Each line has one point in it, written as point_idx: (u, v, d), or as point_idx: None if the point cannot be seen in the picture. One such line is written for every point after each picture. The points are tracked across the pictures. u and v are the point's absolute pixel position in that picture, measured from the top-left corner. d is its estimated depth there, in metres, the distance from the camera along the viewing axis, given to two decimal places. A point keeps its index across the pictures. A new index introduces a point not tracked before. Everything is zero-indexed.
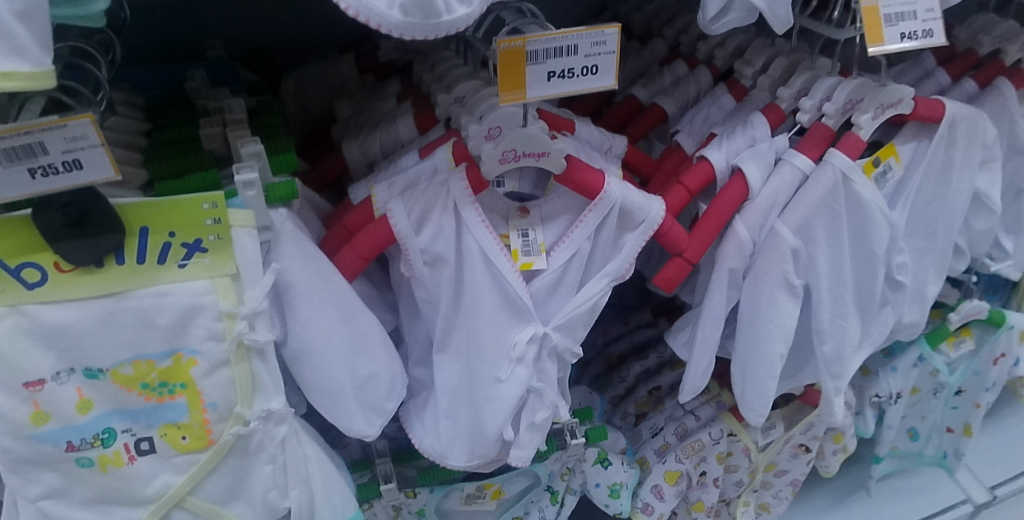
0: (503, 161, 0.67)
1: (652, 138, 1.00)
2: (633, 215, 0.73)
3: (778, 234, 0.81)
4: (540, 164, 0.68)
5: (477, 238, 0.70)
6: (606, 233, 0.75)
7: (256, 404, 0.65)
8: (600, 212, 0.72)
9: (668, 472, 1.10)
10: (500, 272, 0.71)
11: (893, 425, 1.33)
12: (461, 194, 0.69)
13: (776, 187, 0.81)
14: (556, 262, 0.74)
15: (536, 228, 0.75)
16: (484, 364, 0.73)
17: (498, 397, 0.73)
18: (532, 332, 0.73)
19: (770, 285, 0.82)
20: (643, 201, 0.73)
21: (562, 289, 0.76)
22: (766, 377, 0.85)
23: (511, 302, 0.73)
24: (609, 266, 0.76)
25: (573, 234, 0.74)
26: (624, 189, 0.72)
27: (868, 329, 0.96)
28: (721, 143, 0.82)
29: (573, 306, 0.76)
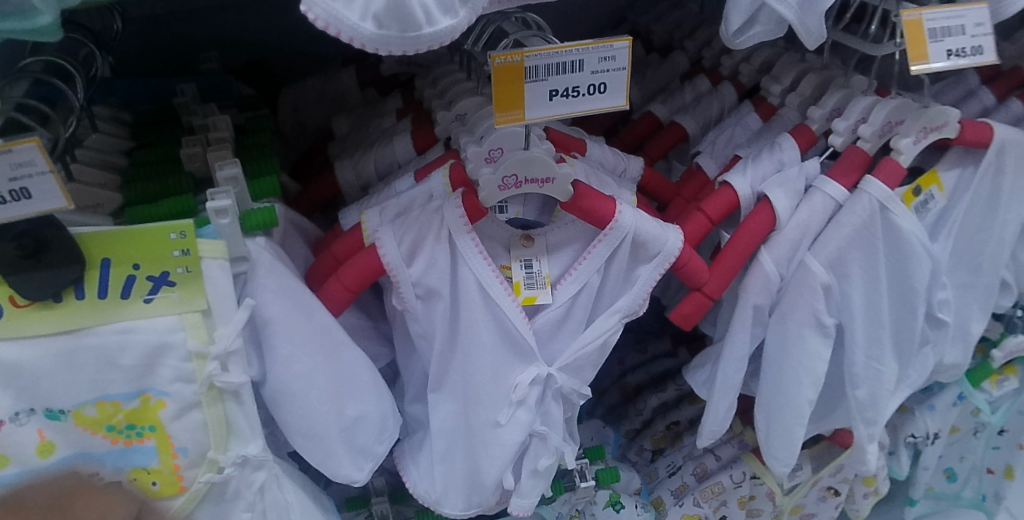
0: (503, 189, 0.62)
1: (672, 159, 0.93)
2: (648, 247, 0.67)
3: (809, 268, 0.74)
4: (544, 190, 0.62)
5: (475, 270, 0.64)
6: (617, 266, 0.68)
7: (231, 449, 0.60)
8: (611, 243, 0.66)
9: (686, 516, 1.04)
10: (501, 307, 0.65)
11: (929, 466, 1.25)
12: (458, 222, 0.63)
13: (806, 216, 0.74)
14: (563, 296, 0.68)
15: (542, 258, 0.69)
16: (483, 406, 0.68)
17: (497, 443, 0.68)
18: (536, 373, 0.67)
19: (798, 324, 0.75)
20: (659, 230, 0.67)
21: (569, 325, 0.70)
22: (793, 424, 0.78)
23: (512, 340, 0.67)
24: (621, 301, 0.70)
25: (581, 266, 0.67)
26: (638, 217, 0.66)
27: (906, 371, 0.88)
28: (746, 167, 0.76)
29: (581, 345, 0.69)
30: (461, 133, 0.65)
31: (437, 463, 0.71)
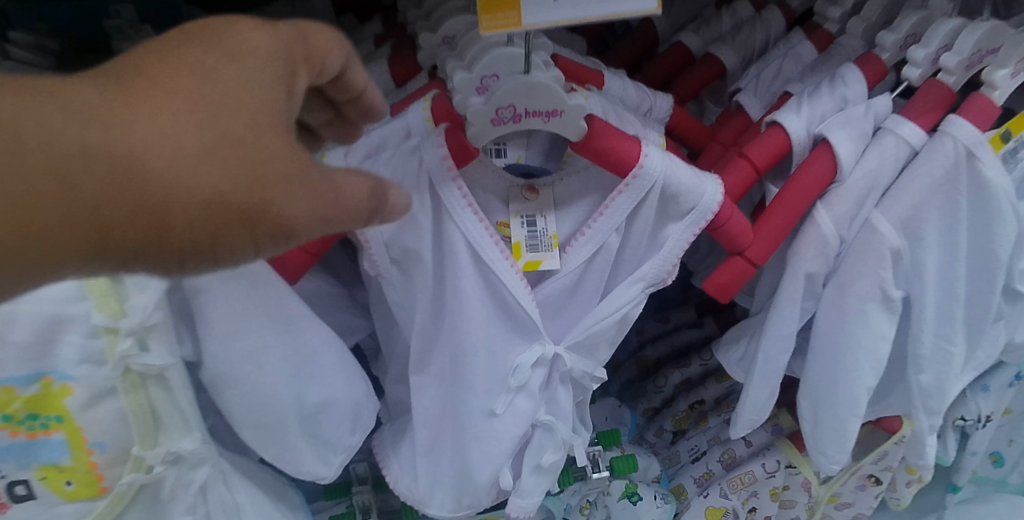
0: (497, 124, 0.49)
1: (704, 100, 0.79)
2: (679, 200, 0.54)
3: (876, 229, 0.61)
4: (550, 126, 0.49)
5: (464, 228, 0.52)
6: (641, 223, 0.55)
7: (160, 444, 0.49)
8: (636, 195, 0.53)
9: (710, 508, 0.91)
10: (497, 274, 0.53)
11: (978, 451, 1.13)
12: (441, 167, 0.51)
13: (875, 164, 0.61)
14: (574, 260, 0.56)
15: (547, 214, 0.56)
16: (471, 391, 0.55)
17: (492, 436, 0.56)
18: (541, 351, 0.56)
19: (859, 297, 0.63)
20: (694, 180, 0.53)
21: (581, 295, 0.58)
22: (847, 416, 0.66)
23: (510, 314, 0.55)
24: (645, 266, 0.57)
25: (597, 224, 0.54)
26: (669, 163, 0.53)
27: (975, 351, 0.75)
28: (801, 105, 0.62)
29: (596, 321, 0.57)
30: (447, 59, 0.52)
31: (421, 457, 0.60)
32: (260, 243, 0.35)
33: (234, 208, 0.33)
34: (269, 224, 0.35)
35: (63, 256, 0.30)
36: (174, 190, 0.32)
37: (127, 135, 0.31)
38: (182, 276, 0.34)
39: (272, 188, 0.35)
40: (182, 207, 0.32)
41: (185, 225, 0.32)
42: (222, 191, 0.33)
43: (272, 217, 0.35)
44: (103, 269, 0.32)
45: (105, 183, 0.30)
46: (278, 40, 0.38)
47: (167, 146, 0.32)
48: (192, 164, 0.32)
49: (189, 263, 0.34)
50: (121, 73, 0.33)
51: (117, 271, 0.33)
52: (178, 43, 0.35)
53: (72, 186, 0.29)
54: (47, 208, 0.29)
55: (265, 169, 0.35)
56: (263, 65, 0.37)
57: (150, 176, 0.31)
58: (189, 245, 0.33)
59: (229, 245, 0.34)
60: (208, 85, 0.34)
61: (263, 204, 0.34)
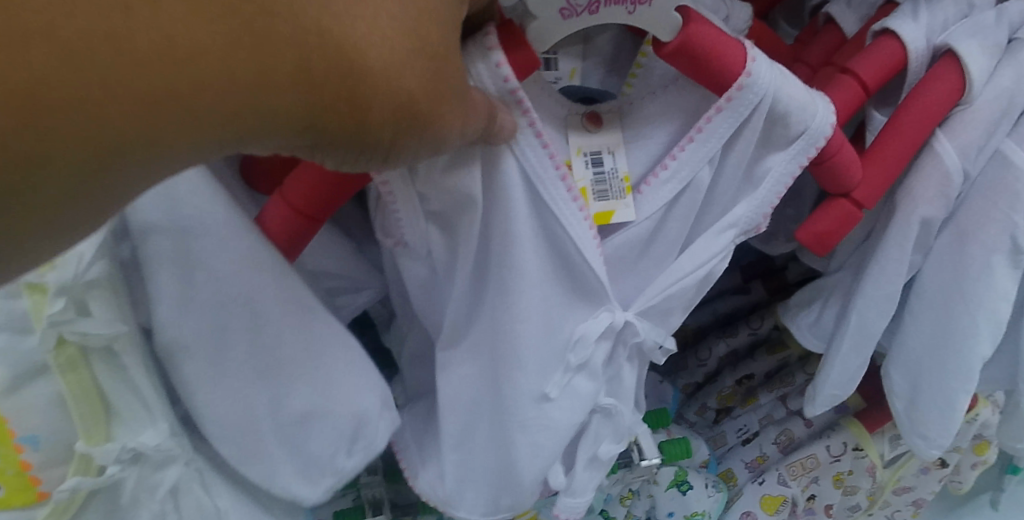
0: (567, 17, 0.37)
1: (776, 19, 0.66)
2: (789, 123, 0.42)
3: (1012, 161, 0.49)
4: (637, 21, 0.37)
5: (523, 160, 0.40)
6: (739, 152, 0.43)
7: (114, 438, 0.38)
8: (736, 116, 0.41)
9: (766, 497, 0.81)
10: (563, 221, 0.41)
11: None
12: (496, 80, 0.37)
13: (1011, 81, 0.49)
14: (651, 204, 0.44)
15: (614, 148, 0.44)
16: (513, 367, 0.43)
17: (539, 423, 0.44)
18: (610, 319, 0.45)
19: (984, 248, 0.51)
20: (806, 96, 0.42)
21: (656, 248, 0.46)
22: (959, 392, 0.54)
23: (570, 270, 0.44)
24: (737, 210, 0.45)
25: (683, 154, 0.43)
26: (777, 73, 0.41)
27: None
28: (918, 9, 0.50)
29: (675, 279, 0.46)
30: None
31: (449, 451, 0.48)
32: (429, 152, 0.33)
33: (419, 112, 0.31)
34: (442, 133, 0.33)
35: (258, 130, 0.29)
36: (373, 80, 0.29)
37: (343, 23, 0.28)
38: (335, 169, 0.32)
39: (451, 97, 0.32)
40: (378, 101, 0.30)
41: (376, 121, 0.30)
42: (414, 92, 0.30)
43: (441, 133, 0.32)
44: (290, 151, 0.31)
45: (312, 60, 0.28)
46: None
47: (371, 37, 0.29)
48: (392, 56, 0.30)
49: (366, 162, 0.32)
50: None
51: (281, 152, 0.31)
52: None
53: (282, 57, 0.28)
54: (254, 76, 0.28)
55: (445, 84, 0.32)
56: None
57: (353, 60, 0.29)
58: (372, 144, 0.31)
59: (405, 150, 0.32)
60: None
61: (443, 111, 0.32)
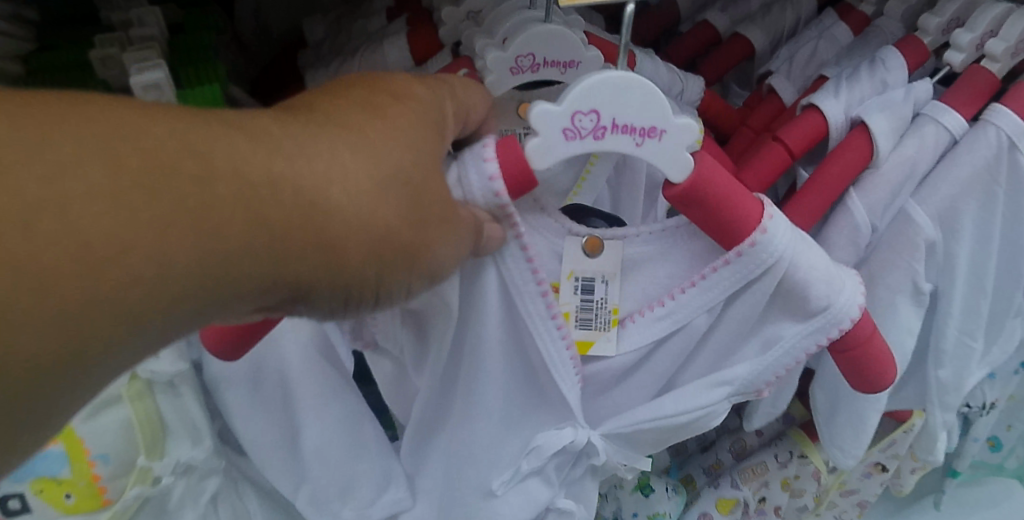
0: (571, 138, 0.42)
1: (728, 81, 0.75)
2: (809, 297, 0.50)
3: (911, 219, 0.59)
4: (643, 151, 0.43)
5: (505, 271, 0.47)
6: (739, 308, 0.52)
7: (169, 452, 0.48)
8: (740, 274, 0.49)
9: (721, 499, 0.89)
10: (545, 347, 0.50)
11: (978, 438, 1.15)
12: (488, 192, 0.43)
13: (915, 151, 0.58)
14: (640, 335, 0.54)
15: (609, 278, 0.52)
16: (473, 468, 0.55)
17: (495, 517, 0.55)
18: (573, 437, 0.54)
19: (890, 289, 0.60)
20: (825, 282, 0.49)
21: (636, 373, 0.56)
22: (869, 410, 0.64)
23: (539, 377, 0.53)
24: (739, 370, 0.54)
25: (683, 297, 0.52)
26: (793, 241, 0.48)
27: (991, 345, 0.76)
28: (839, 88, 0.59)
29: (658, 415, 0.54)
30: (487, 46, 0.50)
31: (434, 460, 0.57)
32: (415, 279, 0.38)
33: (397, 244, 0.36)
34: (423, 261, 0.38)
35: (246, 292, 0.32)
36: (350, 223, 0.34)
37: (316, 177, 0.33)
38: (329, 302, 0.36)
39: (428, 226, 0.37)
40: (356, 241, 0.34)
41: (357, 258, 0.34)
42: (391, 225, 0.35)
43: (422, 255, 0.37)
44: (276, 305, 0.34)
45: (293, 216, 0.32)
46: (433, 93, 0.41)
47: (346, 182, 0.34)
48: (365, 196, 0.34)
49: (353, 299, 0.36)
50: (303, 116, 0.36)
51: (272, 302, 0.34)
52: (346, 92, 0.39)
53: (260, 217, 0.31)
54: (236, 243, 0.30)
55: (421, 210, 0.37)
56: (421, 115, 0.39)
57: (326, 211, 0.33)
58: (357, 279, 0.35)
59: (389, 280, 0.37)
60: (376, 126, 0.36)
61: (420, 242, 0.37)
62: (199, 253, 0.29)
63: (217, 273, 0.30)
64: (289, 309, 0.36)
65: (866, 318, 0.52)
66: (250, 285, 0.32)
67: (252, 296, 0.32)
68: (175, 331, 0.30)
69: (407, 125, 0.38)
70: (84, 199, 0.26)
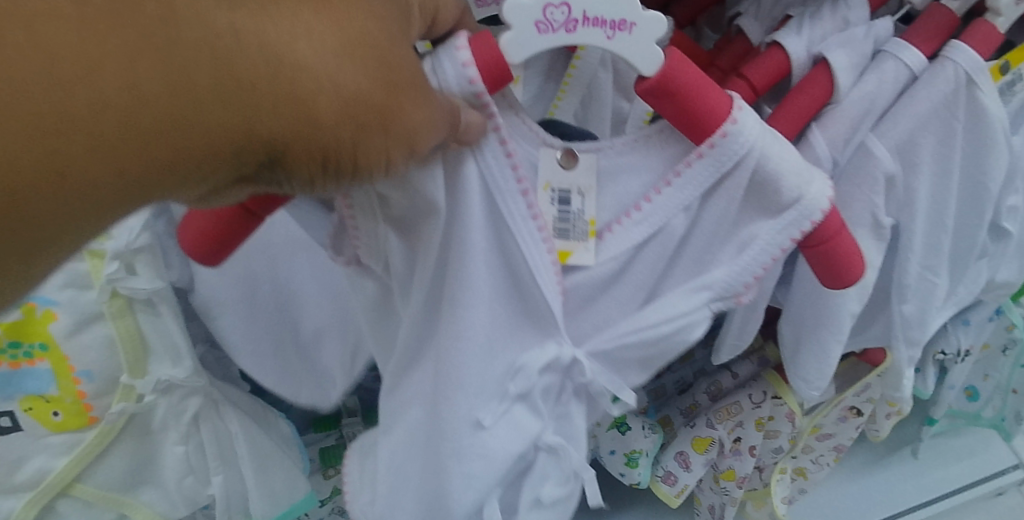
0: (544, 31, 0.44)
1: (702, 25, 0.76)
2: (780, 189, 0.50)
3: (870, 153, 0.60)
4: (615, 45, 0.45)
5: (485, 169, 0.47)
6: (714, 205, 0.52)
7: (149, 372, 0.57)
8: (713, 168, 0.50)
9: (696, 438, 0.93)
10: (527, 249, 0.50)
11: (955, 385, 1.18)
12: (462, 80, 0.44)
13: (874, 87, 0.59)
14: (618, 244, 0.53)
15: (586, 190, 0.52)
16: (463, 396, 0.52)
17: (480, 450, 0.53)
18: (557, 353, 0.54)
19: (850, 222, 0.63)
20: (795, 174, 0.50)
21: (616, 289, 0.55)
22: (831, 341, 0.66)
23: (520, 289, 0.52)
24: (716, 274, 0.53)
25: (659, 197, 0.52)
26: (760, 134, 0.49)
27: (957, 285, 0.78)
28: (802, 26, 0.60)
29: (640, 329, 0.54)
30: None
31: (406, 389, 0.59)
32: (395, 149, 0.38)
33: (369, 104, 0.36)
34: (401, 128, 0.38)
35: (213, 141, 0.33)
36: (315, 76, 0.34)
37: (279, 31, 0.34)
38: (305, 164, 0.36)
39: (403, 92, 0.38)
40: (324, 97, 0.35)
41: (326, 113, 0.35)
42: (359, 85, 0.36)
43: (399, 120, 0.38)
44: (256, 167, 0.36)
45: (255, 65, 0.33)
46: None
47: (310, 38, 0.35)
48: (330, 53, 0.35)
49: (329, 161, 0.37)
50: None
51: (246, 160, 0.35)
52: None
53: (220, 63, 0.32)
54: (200, 88, 0.32)
55: (392, 75, 0.37)
56: None
57: (291, 63, 0.34)
58: (329, 139, 0.36)
59: (365, 144, 0.37)
60: None
61: (395, 106, 0.37)
62: (162, 94, 0.31)
63: (180, 114, 0.32)
64: (271, 175, 0.37)
65: (833, 214, 0.52)
66: (219, 135, 0.33)
67: (225, 148, 0.34)
68: (151, 178, 0.33)
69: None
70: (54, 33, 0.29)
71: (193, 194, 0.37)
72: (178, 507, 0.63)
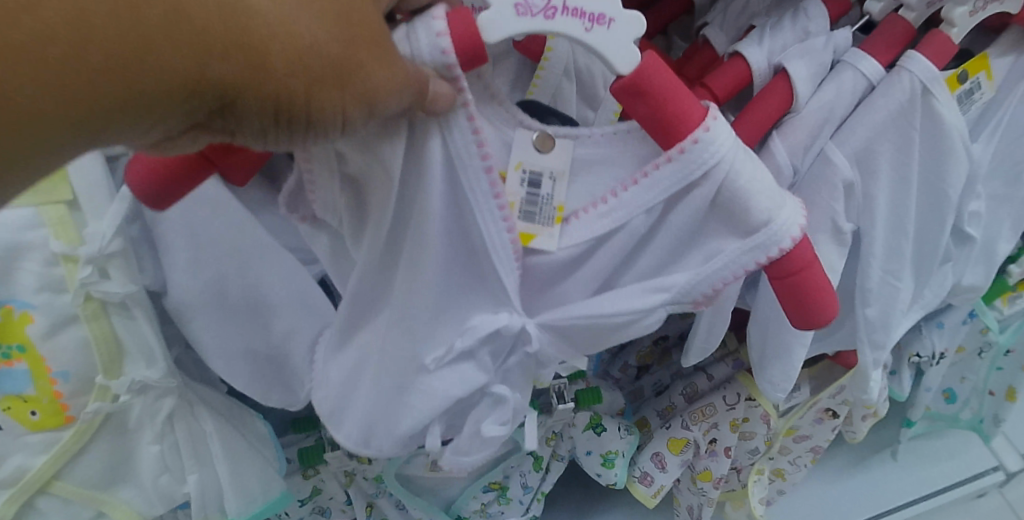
0: (522, 14, 0.43)
1: (672, 33, 0.77)
2: (750, 209, 0.51)
3: (829, 160, 0.62)
4: (593, 38, 0.44)
5: (450, 141, 0.48)
6: (680, 213, 0.53)
7: (125, 373, 0.59)
8: (681, 175, 0.50)
9: (672, 439, 0.95)
10: (486, 227, 0.51)
11: (931, 388, 1.19)
12: (435, 50, 0.44)
13: (832, 96, 0.61)
14: (579, 232, 0.54)
15: (557, 176, 0.52)
16: (409, 341, 0.57)
17: (424, 391, 0.58)
18: (507, 321, 0.56)
19: (810, 227, 0.64)
20: (766, 196, 0.51)
21: (577, 268, 0.57)
22: (794, 344, 0.68)
23: (476, 256, 0.54)
24: (677, 278, 0.55)
25: (625, 195, 0.52)
26: (732, 148, 0.50)
27: (923, 290, 0.80)
28: (763, 37, 0.62)
29: (591, 312, 0.56)
30: None
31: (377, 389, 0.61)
32: (351, 105, 0.38)
33: (324, 57, 0.36)
34: (357, 85, 0.38)
35: (162, 82, 0.33)
36: (268, 25, 0.35)
37: None
38: (257, 115, 0.36)
39: (360, 49, 0.38)
40: (278, 46, 0.35)
41: (277, 62, 0.35)
42: (313, 35, 0.36)
43: (354, 76, 0.38)
44: (207, 113, 0.36)
45: (203, 8, 0.33)
46: None
47: None
48: (285, 4, 0.35)
49: (281, 114, 0.37)
50: None
51: (197, 106, 0.35)
52: None
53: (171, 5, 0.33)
54: (149, 22, 0.32)
55: (348, 31, 0.37)
56: None
57: (242, 5, 0.34)
58: (281, 91, 0.36)
59: (319, 99, 0.37)
60: None
61: (351, 62, 0.37)
62: (112, 28, 0.32)
63: (128, 53, 0.32)
64: (224, 122, 0.37)
65: (803, 247, 0.53)
66: (170, 73, 0.33)
67: (174, 87, 0.34)
68: (99, 111, 0.33)
69: None
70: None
71: (145, 141, 0.37)
72: (155, 504, 0.65)
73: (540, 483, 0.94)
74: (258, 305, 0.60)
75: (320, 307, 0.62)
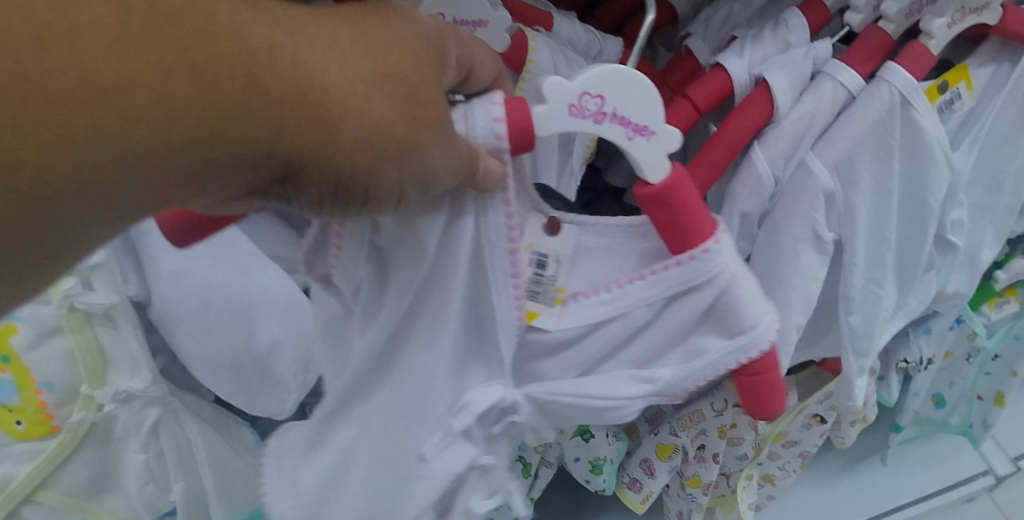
0: (574, 115, 0.46)
1: (657, 44, 0.78)
2: (738, 317, 0.54)
3: (810, 170, 0.63)
4: (632, 146, 0.48)
5: (482, 225, 0.49)
6: (675, 313, 0.55)
7: (110, 382, 0.59)
8: (687, 275, 0.53)
9: (660, 444, 0.96)
10: (497, 299, 0.52)
11: (919, 393, 1.19)
12: (490, 133, 0.45)
13: (813, 107, 0.62)
14: (580, 315, 0.56)
15: (561, 259, 0.55)
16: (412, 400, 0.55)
17: (420, 477, 0.56)
18: (501, 393, 0.56)
19: (792, 237, 0.65)
20: (754, 306, 0.54)
21: (572, 348, 0.58)
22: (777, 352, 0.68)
23: (481, 326, 0.55)
24: (663, 372, 0.57)
25: (629, 286, 0.55)
26: (734, 260, 0.53)
27: (906, 297, 0.81)
28: (743, 48, 0.63)
29: (586, 397, 0.57)
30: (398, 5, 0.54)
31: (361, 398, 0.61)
32: (407, 183, 0.40)
33: (391, 136, 0.37)
34: (418, 161, 0.39)
35: (234, 157, 0.34)
36: (343, 107, 0.36)
37: (313, 62, 0.35)
38: (320, 188, 0.37)
39: (425, 129, 0.39)
40: (348, 125, 0.36)
41: (346, 143, 0.36)
42: (384, 118, 0.37)
43: (417, 157, 0.39)
44: (269, 181, 0.37)
45: (284, 89, 0.34)
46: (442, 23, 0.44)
47: (344, 77, 0.36)
48: (360, 92, 0.36)
49: (341, 188, 0.38)
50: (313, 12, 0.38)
51: (264, 176, 0.36)
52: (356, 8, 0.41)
53: (252, 87, 0.33)
54: (230, 103, 0.33)
55: (415, 112, 0.39)
56: (426, 34, 0.42)
57: (320, 88, 0.35)
58: (346, 170, 0.37)
59: (379, 177, 0.38)
60: (382, 35, 0.39)
61: (416, 141, 0.39)
62: (194, 103, 0.32)
63: (207, 131, 0.33)
64: (282, 191, 0.38)
65: (770, 352, 0.57)
66: (242, 148, 0.34)
67: (244, 160, 0.34)
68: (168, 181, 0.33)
69: (410, 37, 0.40)
70: (85, 35, 0.30)
71: (204, 202, 0.38)
72: (141, 513, 0.66)
73: (529, 490, 0.95)
74: (242, 315, 0.61)
75: (305, 316, 0.62)
